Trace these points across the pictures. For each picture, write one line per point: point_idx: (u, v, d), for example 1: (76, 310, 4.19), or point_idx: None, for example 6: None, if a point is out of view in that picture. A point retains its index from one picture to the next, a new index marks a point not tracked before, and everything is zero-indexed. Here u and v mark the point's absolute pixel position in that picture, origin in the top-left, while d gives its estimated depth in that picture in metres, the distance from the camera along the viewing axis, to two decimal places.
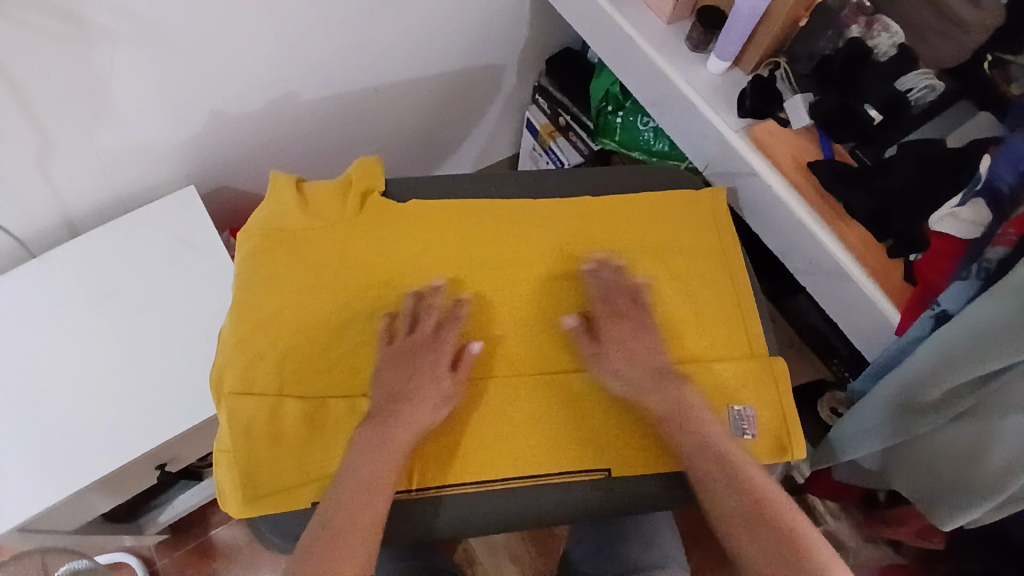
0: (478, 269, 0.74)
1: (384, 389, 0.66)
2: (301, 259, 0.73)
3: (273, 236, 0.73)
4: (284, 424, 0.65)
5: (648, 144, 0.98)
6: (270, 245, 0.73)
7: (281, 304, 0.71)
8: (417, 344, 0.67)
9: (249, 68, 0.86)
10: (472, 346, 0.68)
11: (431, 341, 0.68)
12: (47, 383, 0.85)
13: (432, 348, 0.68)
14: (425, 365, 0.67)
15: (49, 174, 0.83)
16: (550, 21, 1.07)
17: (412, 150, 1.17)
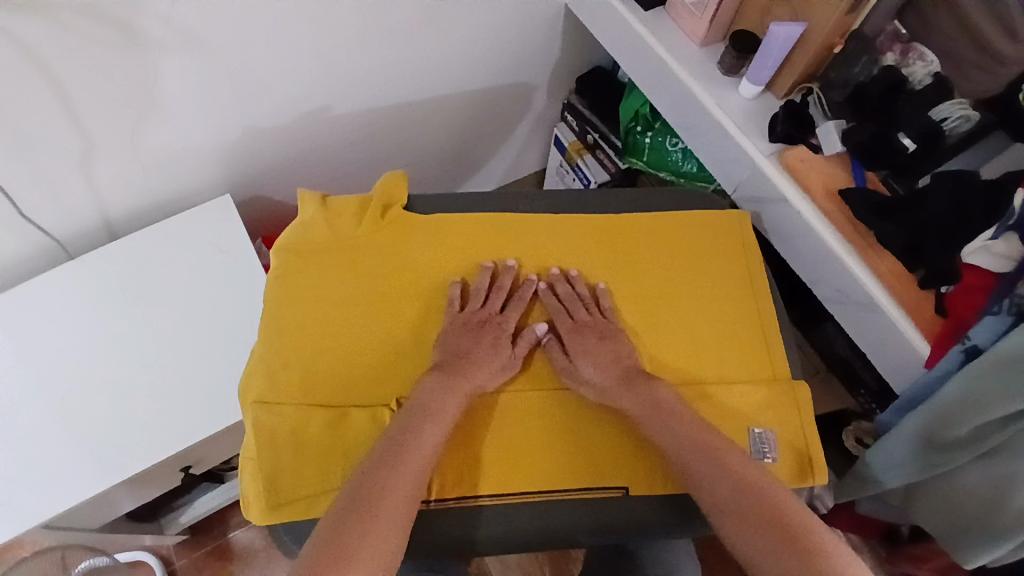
0: (520, 284, 0.75)
1: (451, 347, 0.69)
2: (325, 271, 0.74)
3: (301, 250, 0.75)
4: (307, 434, 0.66)
5: (676, 165, 0.97)
6: (297, 262, 0.74)
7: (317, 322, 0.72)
8: (474, 317, 0.71)
9: (287, 82, 0.88)
10: (535, 326, 0.72)
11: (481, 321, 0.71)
12: (78, 383, 0.87)
13: (499, 323, 0.72)
14: (482, 334, 0.70)
15: (90, 177, 0.85)
16: (581, 41, 1.07)
17: (441, 164, 1.18)
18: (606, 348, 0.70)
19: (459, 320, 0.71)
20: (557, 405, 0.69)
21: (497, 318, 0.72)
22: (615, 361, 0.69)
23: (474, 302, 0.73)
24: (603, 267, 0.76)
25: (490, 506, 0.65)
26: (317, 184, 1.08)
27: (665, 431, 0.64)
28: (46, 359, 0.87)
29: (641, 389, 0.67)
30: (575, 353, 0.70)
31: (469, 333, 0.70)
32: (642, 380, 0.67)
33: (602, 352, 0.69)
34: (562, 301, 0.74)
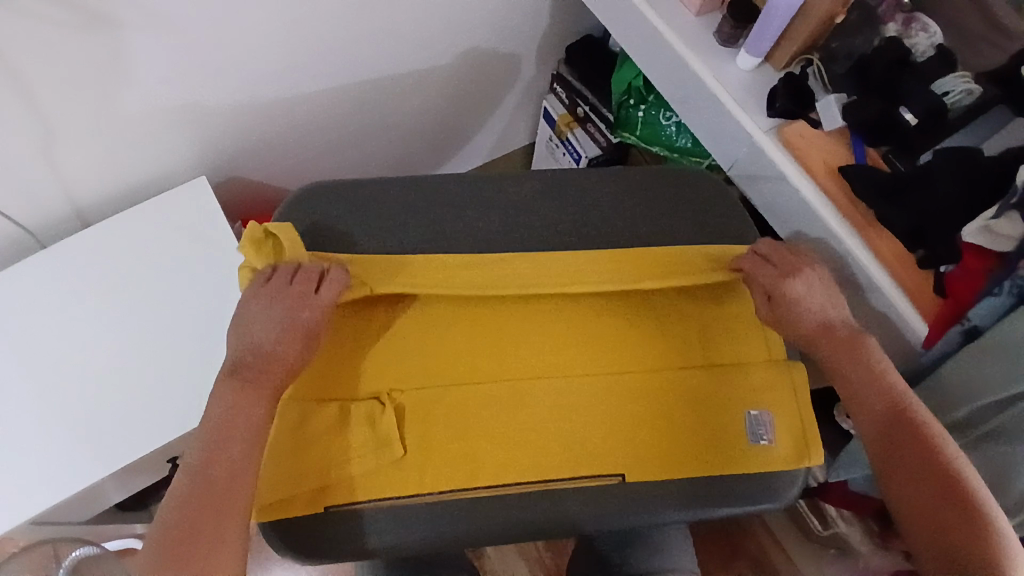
0: (482, 266, 0.70)
1: (260, 332, 0.62)
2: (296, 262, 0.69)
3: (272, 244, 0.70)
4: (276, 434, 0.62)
5: (670, 140, 0.93)
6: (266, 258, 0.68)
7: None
8: (277, 293, 0.64)
9: (261, 58, 0.84)
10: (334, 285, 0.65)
11: (294, 297, 0.63)
12: (56, 379, 0.84)
13: (306, 302, 0.63)
14: (291, 306, 0.63)
15: (57, 164, 0.81)
16: (571, 7, 1.02)
17: (425, 140, 1.14)
18: (819, 294, 0.66)
19: (265, 294, 0.64)
20: (546, 391, 0.66)
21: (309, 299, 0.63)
22: (824, 307, 0.66)
23: (281, 278, 0.65)
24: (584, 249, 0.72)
25: (487, 498, 0.62)
26: (296, 163, 1.03)
27: (857, 379, 0.63)
28: (21, 355, 0.84)
29: (840, 341, 0.65)
30: (778, 299, 0.67)
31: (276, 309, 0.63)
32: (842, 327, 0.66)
33: (812, 300, 0.66)
34: (543, 276, 0.69)
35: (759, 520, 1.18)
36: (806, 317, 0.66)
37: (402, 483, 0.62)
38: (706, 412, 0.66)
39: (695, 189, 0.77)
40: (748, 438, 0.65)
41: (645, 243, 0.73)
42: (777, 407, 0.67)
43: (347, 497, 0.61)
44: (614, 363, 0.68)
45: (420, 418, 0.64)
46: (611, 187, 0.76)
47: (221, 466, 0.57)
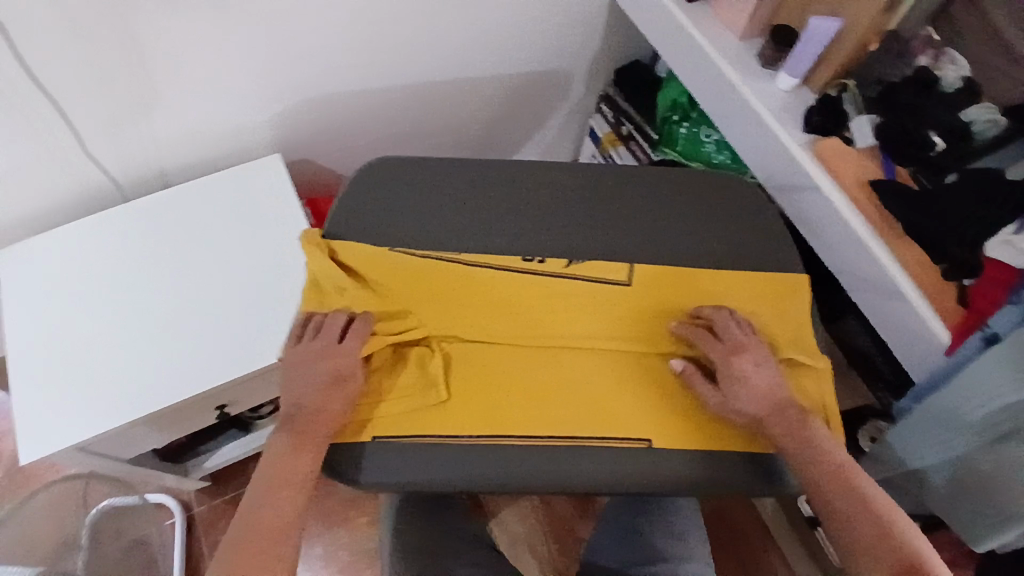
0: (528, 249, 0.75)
1: (291, 391, 0.65)
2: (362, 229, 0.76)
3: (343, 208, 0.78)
4: None
5: (708, 156, 0.99)
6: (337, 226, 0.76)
7: (370, 275, 0.73)
8: (309, 350, 0.67)
9: (344, 52, 0.92)
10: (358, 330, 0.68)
11: (319, 351, 0.67)
12: (120, 320, 0.89)
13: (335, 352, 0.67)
14: (315, 366, 0.66)
15: (153, 129, 0.89)
16: (624, 32, 1.11)
17: (476, 146, 1.22)
18: (765, 375, 0.67)
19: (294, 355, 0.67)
20: (583, 361, 0.70)
21: (332, 348, 0.67)
22: (770, 387, 0.67)
23: (308, 335, 0.68)
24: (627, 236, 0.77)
25: (520, 446, 0.66)
26: (358, 154, 1.12)
27: (845, 503, 0.59)
28: (96, 295, 0.90)
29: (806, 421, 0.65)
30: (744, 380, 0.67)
31: (304, 368, 0.66)
32: (793, 404, 0.66)
33: (760, 380, 0.67)
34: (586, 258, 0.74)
35: (774, 543, 1.18)
36: (763, 401, 0.66)
37: (440, 421, 0.67)
38: (733, 391, 0.69)
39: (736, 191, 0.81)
40: None
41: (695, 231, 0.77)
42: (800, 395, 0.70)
43: (389, 429, 0.66)
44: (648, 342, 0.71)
45: (463, 366, 0.70)
46: (667, 178, 0.81)
47: (267, 521, 0.58)
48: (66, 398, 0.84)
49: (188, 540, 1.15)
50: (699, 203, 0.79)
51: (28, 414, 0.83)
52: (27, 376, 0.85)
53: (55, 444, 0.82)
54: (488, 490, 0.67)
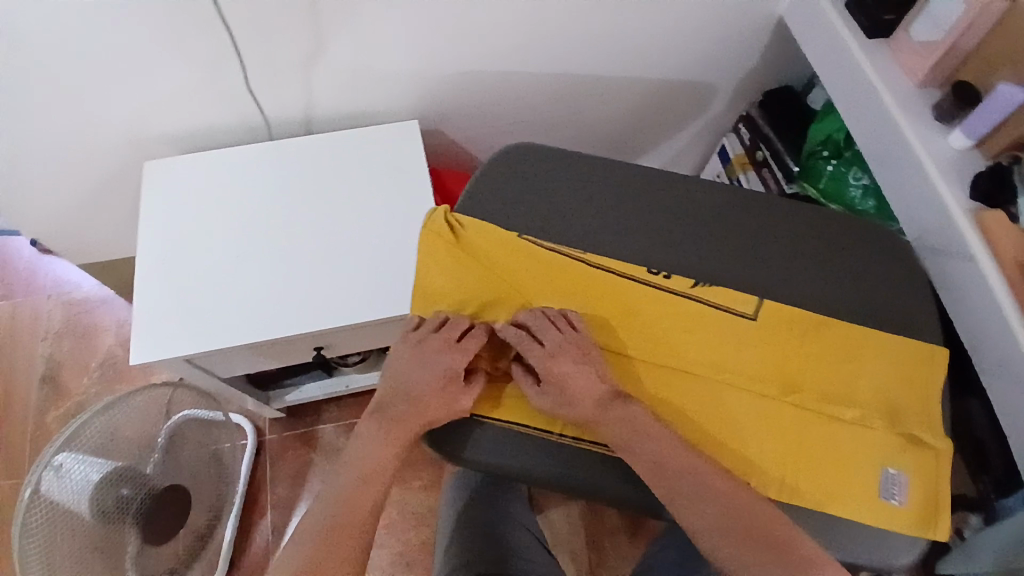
0: (658, 264, 0.74)
1: (404, 384, 0.68)
2: (499, 208, 0.77)
3: (482, 184, 0.78)
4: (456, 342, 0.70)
5: (852, 200, 0.94)
6: (473, 200, 0.77)
7: (499, 258, 0.74)
8: (428, 345, 0.69)
9: (504, 31, 0.92)
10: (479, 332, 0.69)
11: (441, 347, 0.68)
12: (249, 247, 0.94)
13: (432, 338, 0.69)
14: (432, 363, 0.68)
15: (310, 74, 0.93)
16: (784, 56, 1.07)
17: (602, 144, 1.22)
18: (585, 377, 0.66)
19: (416, 348, 0.69)
20: (695, 387, 0.68)
21: (452, 348, 0.68)
22: (594, 389, 0.66)
23: (432, 326, 0.70)
24: (759, 270, 0.74)
25: (614, 458, 0.66)
26: (489, 132, 1.12)
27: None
28: (226, 221, 0.95)
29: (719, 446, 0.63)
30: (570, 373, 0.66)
31: (419, 363, 0.68)
32: (621, 403, 0.65)
33: (577, 381, 0.66)
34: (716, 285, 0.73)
35: None
36: (672, 444, 0.63)
37: (540, 416, 0.67)
38: (842, 453, 0.67)
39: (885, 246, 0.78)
40: (880, 493, 0.66)
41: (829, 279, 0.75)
42: (912, 475, 0.67)
43: (492, 412, 0.68)
44: (763, 380, 0.68)
45: None
46: (812, 219, 0.78)
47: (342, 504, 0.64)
48: (185, 309, 0.90)
49: (256, 463, 1.22)
50: (842, 252, 0.76)
51: (149, 316, 0.89)
52: (152, 281, 0.91)
53: (167, 350, 0.87)
54: (575, 493, 0.67)
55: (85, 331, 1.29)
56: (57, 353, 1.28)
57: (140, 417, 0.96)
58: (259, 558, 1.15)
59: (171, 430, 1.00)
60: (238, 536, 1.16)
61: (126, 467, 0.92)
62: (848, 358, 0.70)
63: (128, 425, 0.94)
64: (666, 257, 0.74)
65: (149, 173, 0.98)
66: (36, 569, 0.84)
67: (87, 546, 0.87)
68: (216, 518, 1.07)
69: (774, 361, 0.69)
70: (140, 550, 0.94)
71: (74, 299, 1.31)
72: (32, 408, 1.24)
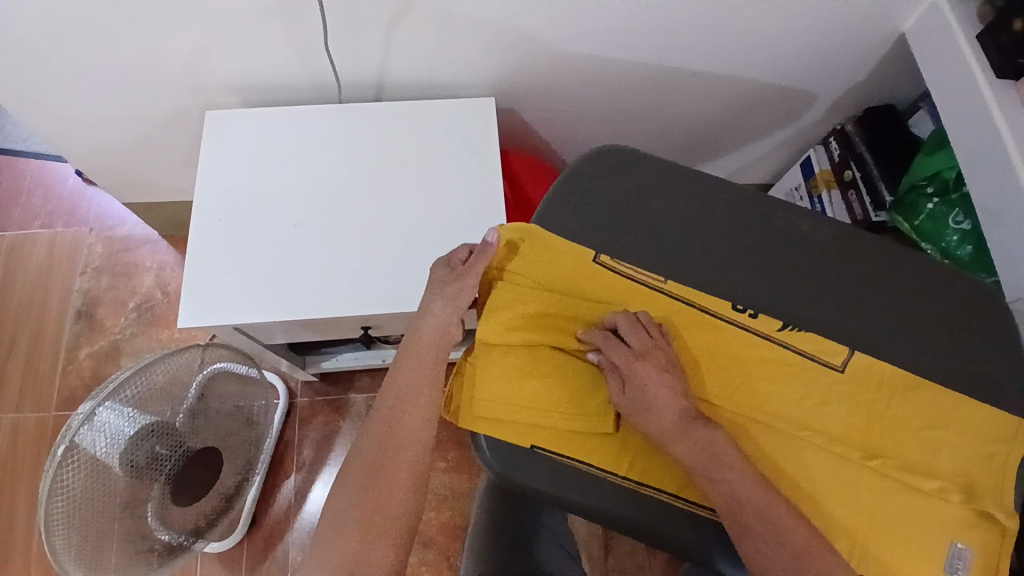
0: (742, 302, 0.69)
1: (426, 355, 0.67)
2: (581, 221, 0.72)
3: (562, 194, 0.74)
4: (533, 376, 0.65)
5: (948, 244, 0.88)
6: (549, 211, 0.73)
7: (571, 283, 0.70)
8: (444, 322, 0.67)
9: (606, 14, 0.85)
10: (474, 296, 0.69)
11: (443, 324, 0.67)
12: (304, 217, 0.90)
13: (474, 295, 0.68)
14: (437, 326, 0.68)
15: (392, 34, 0.87)
16: (893, 75, 0.99)
17: (679, 144, 1.16)
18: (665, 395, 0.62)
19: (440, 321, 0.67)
20: (761, 436, 0.65)
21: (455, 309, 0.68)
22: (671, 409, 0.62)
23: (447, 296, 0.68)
24: (851, 320, 0.69)
25: (674, 505, 0.63)
26: (566, 117, 1.06)
27: None
28: (284, 186, 0.91)
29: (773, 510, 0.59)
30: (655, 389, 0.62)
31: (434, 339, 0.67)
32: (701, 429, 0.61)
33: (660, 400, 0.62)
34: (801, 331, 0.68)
35: None
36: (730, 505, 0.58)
37: (602, 454, 0.64)
38: (917, 524, 0.63)
39: (996, 307, 0.71)
40: (944, 568, 0.62)
41: (926, 339, 0.69)
42: (979, 553, 0.62)
43: (551, 445, 0.64)
44: (833, 435, 0.65)
45: None
46: (914, 268, 0.72)
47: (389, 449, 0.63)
48: (231, 272, 0.86)
49: (285, 424, 1.21)
50: (944, 309, 0.71)
51: (194, 277, 0.86)
52: (204, 236, 0.88)
53: (213, 317, 0.84)
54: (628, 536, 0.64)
55: (125, 269, 1.32)
56: (95, 289, 1.31)
57: (177, 374, 0.93)
58: (280, 519, 1.16)
59: (202, 386, 0.98)
60: (261, 495, 1.17)
61: (160, 422, 0.90)
62: (935, 424, 0.65)
63: (165, 378, 0.92)
64: (754, 295, 0.70)
65: (210, 123, 0.95)
66: (60, 513, 0.81)
67: (113, 497, 0.86)
68: (243, 478, 1.09)
69: (845, 419, 0.66)
70: (162, 503, 0.94)
71: (115, 236, 1.34)
72: (68, 341, 1.28)
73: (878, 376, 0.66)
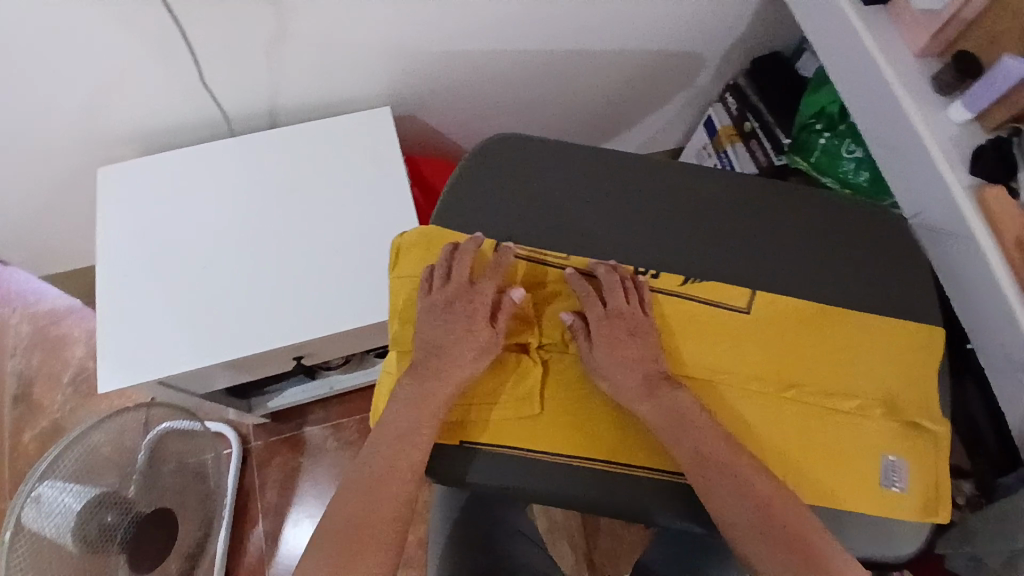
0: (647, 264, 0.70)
1: (430, 333, 0.66)
2: (479, 215, 0.72)
3: (455, 192, 0.73)
4: (520, 370, 0.67)
5: (846, 174, 0.90)
6: (445, 211, 0.72)
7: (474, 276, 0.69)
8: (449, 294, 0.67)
9: (483, 7, 0.86)
10: (513, 292, 0.67)
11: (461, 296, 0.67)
12: (214, 257, 0.88)
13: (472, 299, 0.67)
14: (456, 314, 0.66)
15: (273, 60, 0.86)
16: (772, 25, 1.02)
17: (586, 123, 1.17)
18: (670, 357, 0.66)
19: (431, 300, 0.67)
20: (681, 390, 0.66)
21: (469, 291, 0.67)
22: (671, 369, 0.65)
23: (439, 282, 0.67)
24: (757, 263, 0.71)
25: (612, 475, 0.63)
26: (468, 116, 1.07)
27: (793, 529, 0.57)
28: (189, 230, 0.89)
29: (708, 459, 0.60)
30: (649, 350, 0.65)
31: (438, 314, 0.66)
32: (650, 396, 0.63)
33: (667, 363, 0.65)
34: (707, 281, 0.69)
35: None
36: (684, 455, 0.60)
37: (535, 437, 0.64)
38: (846, 447, 0.64)
39: (889, 225, 0.73)
40: (880, 482, 0.64)
41: (830, 267, 0.71)
42: (909, 462, 0.64)
43: (486, 439, 0.64)
44: (751, 376, 0.66)
45: (557, 383, 0.66)
46: (808, 203, 0.74)
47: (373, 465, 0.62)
48: (147, 326, 0.84)
49: (243, 471, 1.19)
50: (841, 235, 0.73)
51: (110, 337, 0.84)
52: (114, 294, 0.86)
53: (139, 374, 0.82)
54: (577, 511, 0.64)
55: (55, 343, 1.28)
56: (27, 369, 1.27)
57: (120, 439, 0.92)
58: (255, 567, 1.14)
59: (150, 447, 0.96)
60: (231, 546, 1.15)
61: (106, 492, 0.87)
62: (846, 346, 0.67)
63: (107, 445, 0.90)
64: (657, 255, 0.71)
65: (105, 180, 0.92)
66: None
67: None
68: (204, 535, 1.06)
69: (762, 359, 0.66)
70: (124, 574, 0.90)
71: (39, 311, 1.30)
72: (6, 427, 1.23)
73: (785, 313, 0.68)
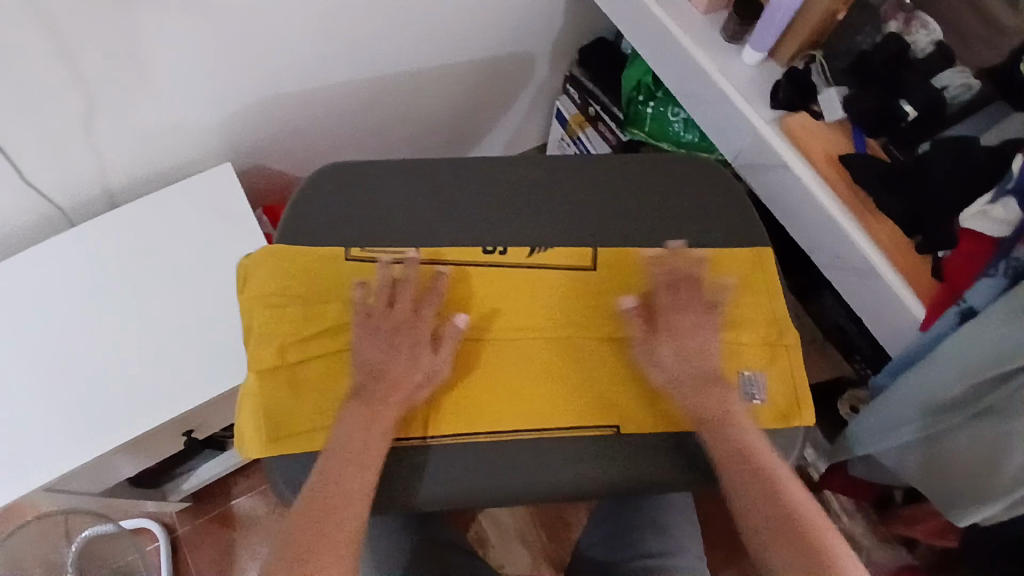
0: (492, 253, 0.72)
1: (365, 361, 0.65)
2: (326, 230, 0.73)
3: (298, 213, 0.74)
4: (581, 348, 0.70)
5: (676, 136, 0.96)
6: (293, 228, 0.73)
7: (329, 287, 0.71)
8: (388, 321, 0.66)
9: (294, 46, 0.87)
10: (457, 320, 0.68)
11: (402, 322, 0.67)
12: (77, 348, 0.85)
13: (414, 325, 0.67)
14: (404, 343, 0.66)
15: (95, 140, 0.84)
16: (587, 8, 1.06)
17: (442, 136, 1.19)
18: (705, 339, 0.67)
19: (368, 326, 0.66)
20: (544, 349, 0.69)
21: (410, 318, 0.67)
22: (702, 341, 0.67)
23: (380, 303, 0.67)
24: (593, 230, 0.74)
25: (492, 455, 0.66)
26: (319, 152, 1.08)
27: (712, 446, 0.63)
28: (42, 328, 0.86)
29: None
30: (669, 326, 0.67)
31: (382, 343, 0.66)
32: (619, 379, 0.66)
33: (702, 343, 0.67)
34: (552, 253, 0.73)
35: None
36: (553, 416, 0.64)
37: (406, 425, 0.66)
38: None
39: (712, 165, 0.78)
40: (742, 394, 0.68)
41: (663, 213, 0.75)
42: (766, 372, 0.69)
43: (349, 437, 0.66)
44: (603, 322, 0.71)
45: None
46: (634, 163, 0.77)
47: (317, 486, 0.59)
48: (21, 433, 0.81)
49: (176, 561, 1.14)
50: (671, 181, 0.76)
51: None
52: None
53: (28, 481, 0.79)
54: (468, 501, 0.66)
55: None
56: None
57: None
58: None
59: None
60: None
61: None
62: None
63: None
64: (500, 240, 0.73)
65: None
66: None
67: None
68: None
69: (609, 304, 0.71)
70: None
71: None
72: None
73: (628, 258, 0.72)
